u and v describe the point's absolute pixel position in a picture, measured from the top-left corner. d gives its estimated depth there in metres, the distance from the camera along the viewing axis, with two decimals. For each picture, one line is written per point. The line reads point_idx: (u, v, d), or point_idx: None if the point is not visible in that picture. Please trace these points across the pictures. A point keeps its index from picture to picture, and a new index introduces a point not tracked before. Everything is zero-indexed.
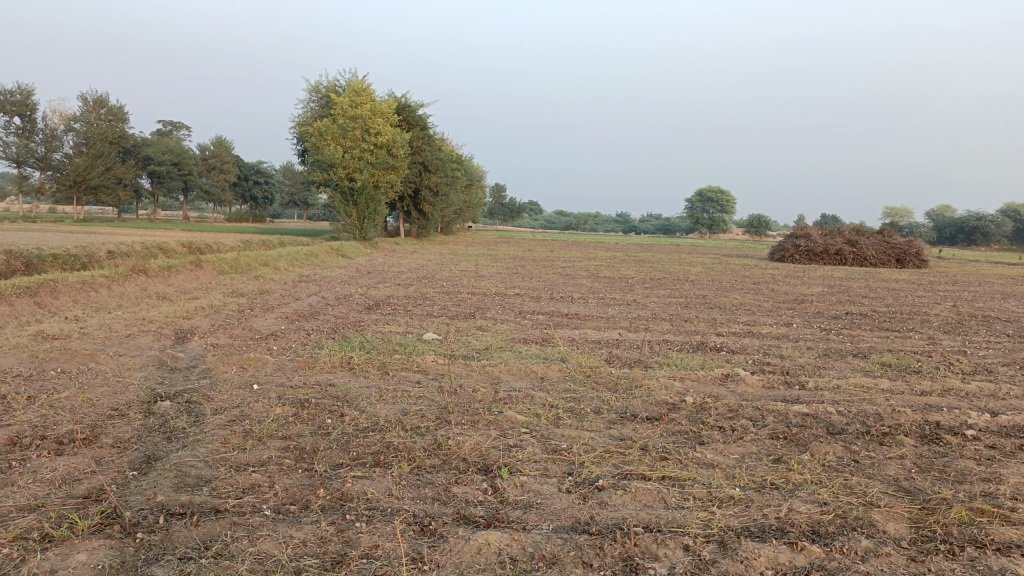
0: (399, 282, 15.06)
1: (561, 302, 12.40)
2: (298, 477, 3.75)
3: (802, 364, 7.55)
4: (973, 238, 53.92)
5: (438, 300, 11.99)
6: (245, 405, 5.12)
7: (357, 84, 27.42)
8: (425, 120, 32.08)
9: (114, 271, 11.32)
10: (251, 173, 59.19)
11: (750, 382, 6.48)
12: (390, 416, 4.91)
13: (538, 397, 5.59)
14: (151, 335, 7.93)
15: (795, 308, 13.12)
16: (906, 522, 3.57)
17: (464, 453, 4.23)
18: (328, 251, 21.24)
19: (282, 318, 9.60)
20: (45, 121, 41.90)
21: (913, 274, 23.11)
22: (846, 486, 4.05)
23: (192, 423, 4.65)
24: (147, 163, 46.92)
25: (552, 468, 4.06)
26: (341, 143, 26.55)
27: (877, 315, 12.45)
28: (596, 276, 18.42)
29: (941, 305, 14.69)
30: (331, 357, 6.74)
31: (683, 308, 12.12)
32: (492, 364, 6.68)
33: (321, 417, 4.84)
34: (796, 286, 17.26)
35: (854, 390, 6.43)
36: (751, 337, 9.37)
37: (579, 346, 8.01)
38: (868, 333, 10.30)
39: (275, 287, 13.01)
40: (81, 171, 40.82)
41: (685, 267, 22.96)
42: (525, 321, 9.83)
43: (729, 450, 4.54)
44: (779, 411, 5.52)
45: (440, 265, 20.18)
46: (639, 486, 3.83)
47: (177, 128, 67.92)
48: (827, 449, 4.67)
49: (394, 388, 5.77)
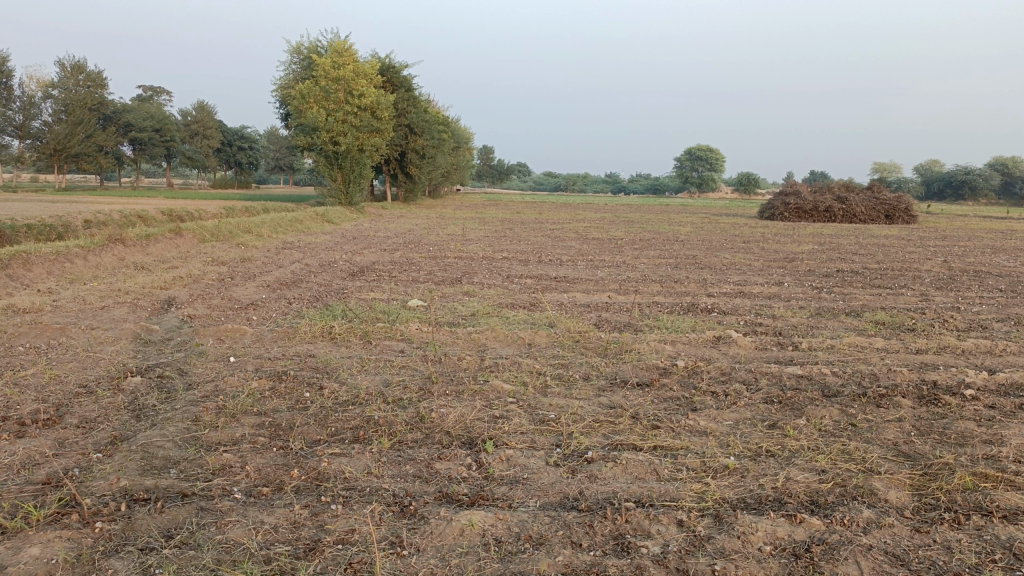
0: (385, 247, 14.81)
1: (549, 265, 12.19)
2: (271, 456, 3.57)
3: (794, 324, 7.40)
4: (961, 193, 53.81)
5: (424, 265, 11.77)
6: (219, 379, 4.92)
7: (339, 44, 26.83)
8: (410, 81, 31.48)
9: (91, 241, 11.03)
10: (234, 138, 58.23)
11: (743, 343, 6.32)
12: (372, 388, 4.73)
13: (525, 364, 5.42)
14: (126, 307, 7.68)
15: (786, 266, 12.96)
16: (908, 489, 3.43)
17: (447, 426, 4.06)
18: (313, 217, 20.89)
19: (263, 287, 9.35)
20: (22, 88, 40.91)
21: (903, 230, 22.99)
22: (845, 452, 3.90)
23: (163, 400, 4.46)
24: (128, 129, 46.01)
25: (540, 440, 3.90)
26: (324, 106, 26.05)
27: (869, 272, 12.29)
28: (585, 238, 18.22)
29: (932, 260, 14.57)
30: (312, 327, 6.53)
31: (673, 269, 11.94)
32: (477, 331, 6.49)
33: (299, 391, 4.65)
34: (786, 245, 17.10)
35: (848, 350, 6.28)
36: (742, 297, 9.20)
37: (568, 310, 7.83)
38: (860, 291, 10.15)
39: (257, 255, 12.72)
40: (61, 139, 40.03)
41: (675, 227, 22.72)
42: (513, 285, 9.63)
43: (722, 416, 4.39)
44: (773, 374, 5.37)
45: (427, 229, 19.91)
46: (630, 458, 3.66)
47: (158, 93, 66.71)
48: (824, 412, 4.53)
49: (376, 357, 5.58)
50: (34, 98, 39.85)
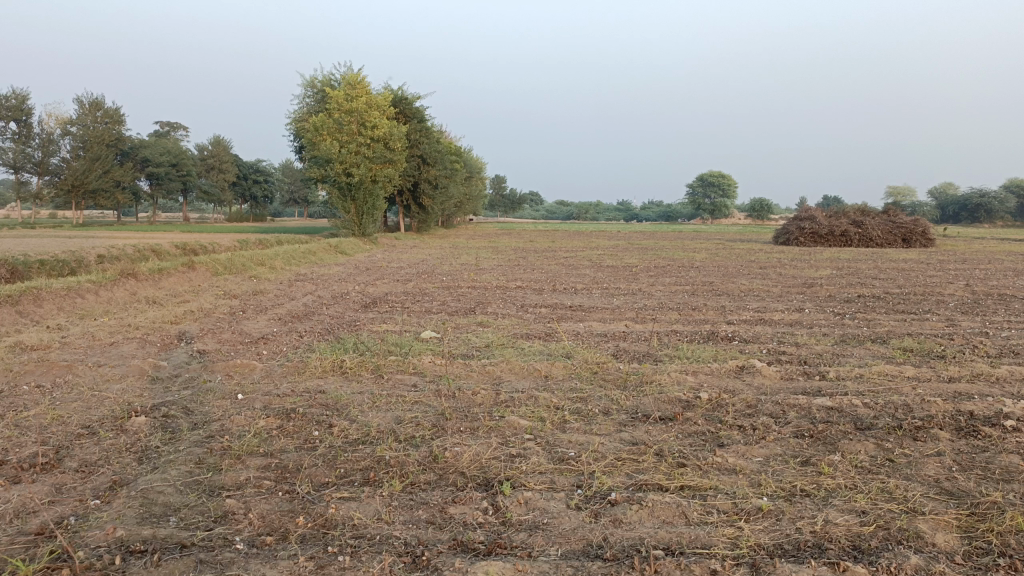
0: (398, 278, 14.69)
1: (564, 294, 12.00)
2: (276, 501, 3.38)
3: (819, 352, 7.16)
4: (977, 215, 53.37)
5: (438, 296, 11.63)
6: (226, 417, 4.75)
7: (352, 77, 27.04)
8: (423, 112, 31.67)
9: (103, 276, 10.98)
10: (250, 172, 58.81)
11: (767, 374, 6.09)
12: (383, 425, 4.54)
13: (542, 398, 5.21)
14: (135, 342, 7.55)
15: (805, 292, 12.71)
16: (956, 531, 3.20)
17: (462, 466, 3.86)
18: (326, 249, 20.85)
19: (275, 320, 9.22)
20: (41, 126, 41.43)
21: (921, 253, 22.69)
22: (885, 490, 3.67)
23: (167, 441, 4.29)
24: (145, 165, 46.51)
25: (560, 480, 3.69)
26: (337, 138, 26.18)
27: (891, 297, 12.03)
28: (599, 265, 18.05)
29: (954, 284, 14.28)
30: (322, 361, 6.36)
31: (690, 296, 11.74)
32: (492, 363, 6.29)
33: (307, 430, 4.47)
34: (804, 270, 16.87)
35: (878, 379, 6.04)
36: (763, 324, 8.98)
37: (585, 340, 7.63)
38: (884, 316, 9.90)
39: (270, 287, 12.64)
40: (78, 176, 40.43)
41: (690, 253, 22.54)
42: (528, 315, 9.44)
43: (751, 452, 4.16)
44: (802, 406, 5.14)
45: (440, 259, 19.82)
46: (656, 500, 3.44)
47: (175, 129, 67.67)
48: (859, 447, 4.29)
49: (388, 393, 5.39)
50: (52, 136, 40.39)
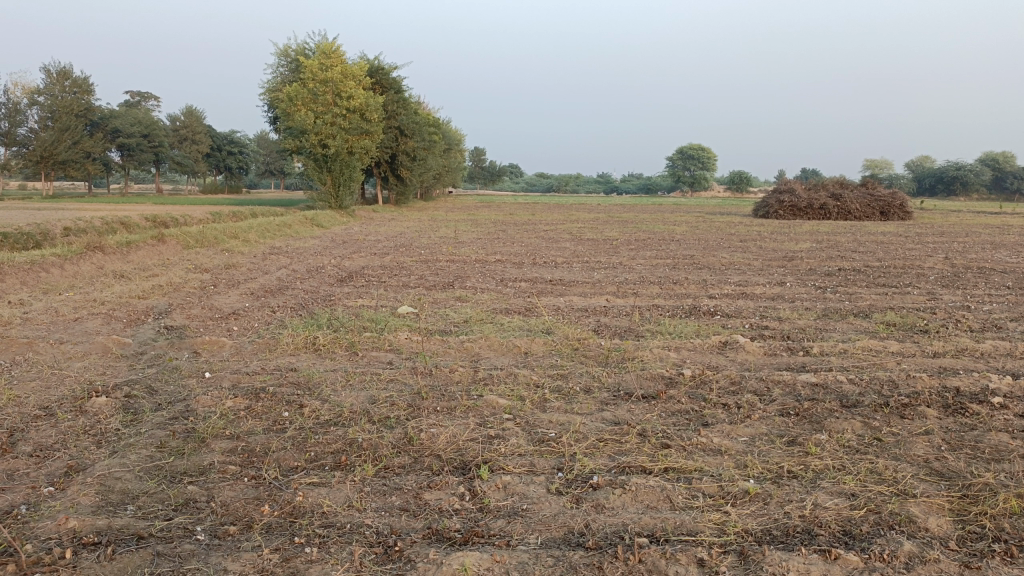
0: (375, 251, 14.43)
1: (544, 268, 11.83)
2: (241, 488, 3.21)
3: (802, 327, 7.06)
4: (953, 188, 53.76)
5: (415, 270, 11.41)
6: (192, 398, 4.55)
7: (326, 46, 26.46)
8: (400, 83, 31.13)
9: (68, 250, 10.65)
10: (224, 143, 57.80)
11: (751, 350, 5.98)
12: (356, 406, 4.37)
13: (522, 376, 5.06)
14: (100, 318, 7.29)
15: (786, 265, 12.64)
16: (948, 515, 3.10)
17: (438, 448, 3.70)
18: (302, 222, 20.49)
19: (247, 295, 8.97)
20: (7, 94, 40.26)
21: (899, 226, 22.74)
22: (874, 472, 3.56)
23: (128, 423, 4.09)
24: (116, 135, 45.49)
25: (539, 463, 3.55)
26: (312, 108, 25.65)
27: (871, 271, 11.98)
28: (579, 238, 17.89)
29: (933, 257, 14.28)
30: (294, 338, 6.15)
31: (671, 270, 11.62)
32: (471, 339, 6.12)
33: (277, 410, 4.28)
34: (784, 243, 16.81)
35: (862, 354, 5.95)
36: (745, 299, 8.86)
37: (565, 315, 7.48)
38: (865, 290, 9.83)
39: (243, 261, 12.35)
40: (47, 146, 39.46)
41: (669, 226, 22.44)
42: (507, 290, 9.27)
43: (736, 431, 4.04)
44: (787, 383, 5.03)
45: (418, 232, 19.55)
46: (640, 483, 3.31)
47: (147, 99, 66.25)
48: (845, 426, 4.19)
49: (362, 371, 5.21)
50: (19, 105, 39.33)
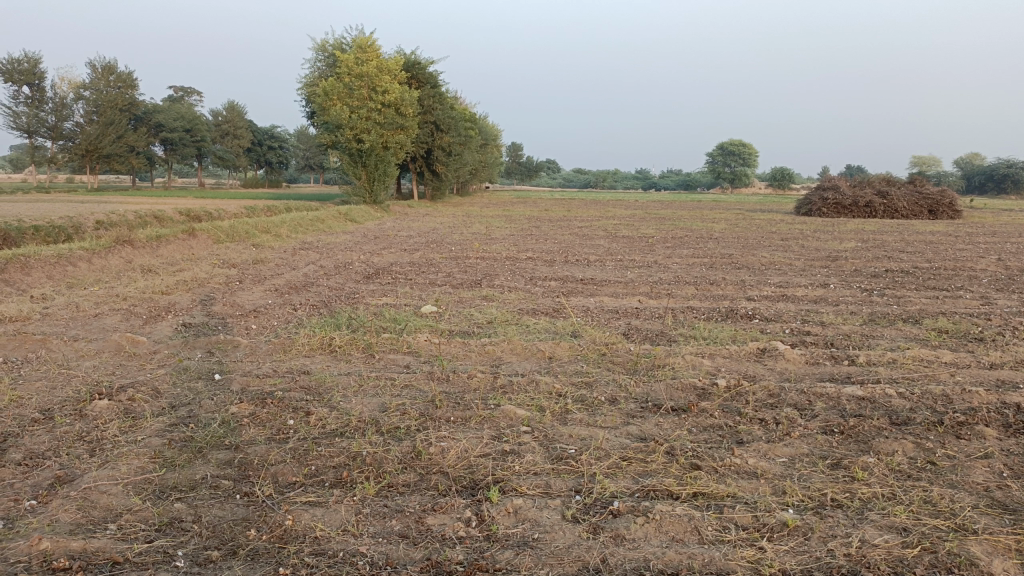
0: (406, 248, 14.23)
1: (575, 266, 11.51)
2: (230, 508, 2.98)
3: (847, 333, 6.64)
4: (1003, 186, 52.03)
5: (444, 267, 11.17)
6: (195, 402, 4.34)
7: (362, 41, 26.36)
8: (437, 78, 30.96)
9: (97, 243, 10.60)
10: (265, 138, 58.40)
11: (791, 358, 5.60)
12: (365, 414, 4.12)
13: (544, 384, 4.76)
14: (119, 315, 7.15)
15: (829, 266, 12.12)
16: (1015, 556, 2.73)
17: (447, 464, 3.43)
18: (336, 217, 20.41)
19: (271, 291, 8.80)
20: (54, 90, 41.01)
21: (948, 225, 21.89)
22: (928, 502, 3.20)
23: (127, 430, 3.89)
24: (159, 130, 46.10)
25: (555, 483, 3.26)
26: (348, 103, 25.61)
27: (920, 272, 11.42)
28: (614, 236, 17.52)
29: (986, 258, 13.62)
30: (310, 338, 5.93)
31: (708, 270, 11.22)
32: (493, 343, 5.84)
33: (282, 418, 4.05)
34: (827, 242, 16.25)
35: (912, 365, 5.54)
36: (785, 301, 8.44)
37: (594, 317, 7.16)
38: (914, 293, 9.31)
39: (272, 256, 12.22)
40: (92, 140, 40.10)
41: (708, 223, 21.94)
42: (536, 289, 8.97)
43: (774, 451, 3.70)
44: (831, 396, 4.65)
45: (450, 228, 19.33)
46: (665, 510, 3.00)
47: (190, 95, 67.32)
48: (895, 447, 3.82)
49: (377, 375, 4.97)
50: (66, 100, 39.98)
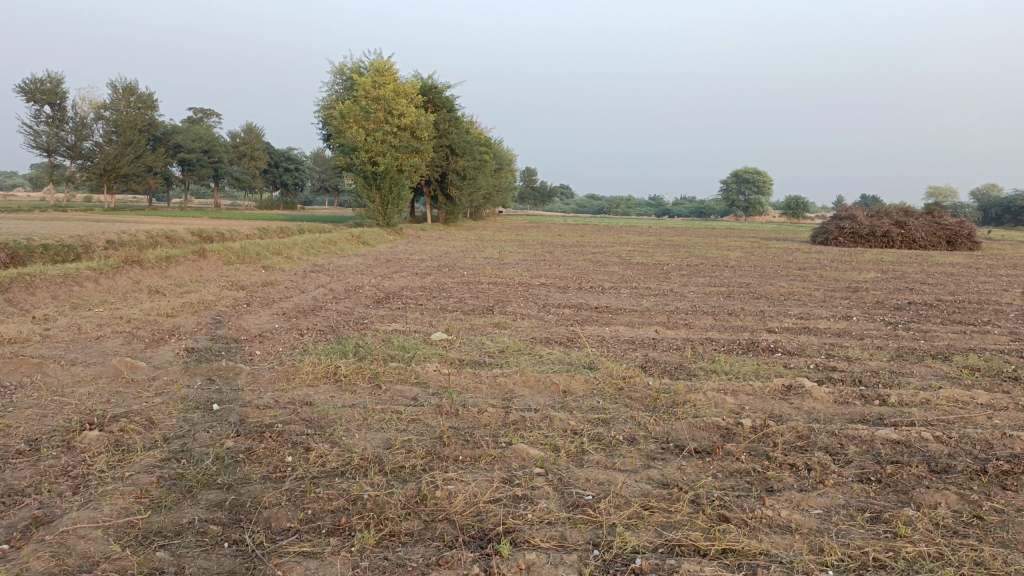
0: (418, 271, 14.04)
1: (590, 293, 11.27)
2: (216, 558, 2.74)
3: (875, 369, 6.34)
4: (1021, 218, 51.49)
5: (456, 292, 10.96)
6: (190, 435, 4.12)
7: (380, 64, 26.45)
8: (453, 102, 31.02)
9: (105, 263, 10.47)
10: (281, 160, 58.79)
11: (819, 397, 5.31)
12: (368, 451, 3.87)
13: (558, 420, 4.50)
14: (122, 338, 6.97)
15: (850, 297, 11.82)
16: None
17: (454, 510, 3.18)
18: (348, 239, 20.30)
19: (278, 315, 8.60)
20: (75, 109, 41.43)
21: (968, 257, 21.48)
22: (980, 565, 2.90)
23: (116, 465, 3.66)
24: (177, 150, 46.44)
25: (572, 534, 3.00)
26: (363, 126, 25.62)
27: (945, 306, 11.09)
28: (628, 262, 17.29)
29: (1011, 292, 13.30)
30: (315, 365, 5.70)
31: (726, 299, 10.95)
32: (505, 374, 5.58)
33: (281, 453, 3.82)
34: (846, 272, 15.95)
35: (948, 406, 5.23)
36: (807, 334, 8.15)
37: (610, 347, 6.91)
38: (940, 327, 8.99)
39: (281, 278, 12.06)
40: (110, 159, 40.36)
41: (724, 251, 21.66)
42: (550, 317, 8.73)
43: (807, 502, 3.43)
44: (863, 439, 4.37)
45: (464, 252, 19.16)
46: (693, 570, 2.73)
47: (208, 116, 68.00)
48: (938, 498, 3.53)
49: (382, 407, 4.72)
50: (86, 119, 40.34)
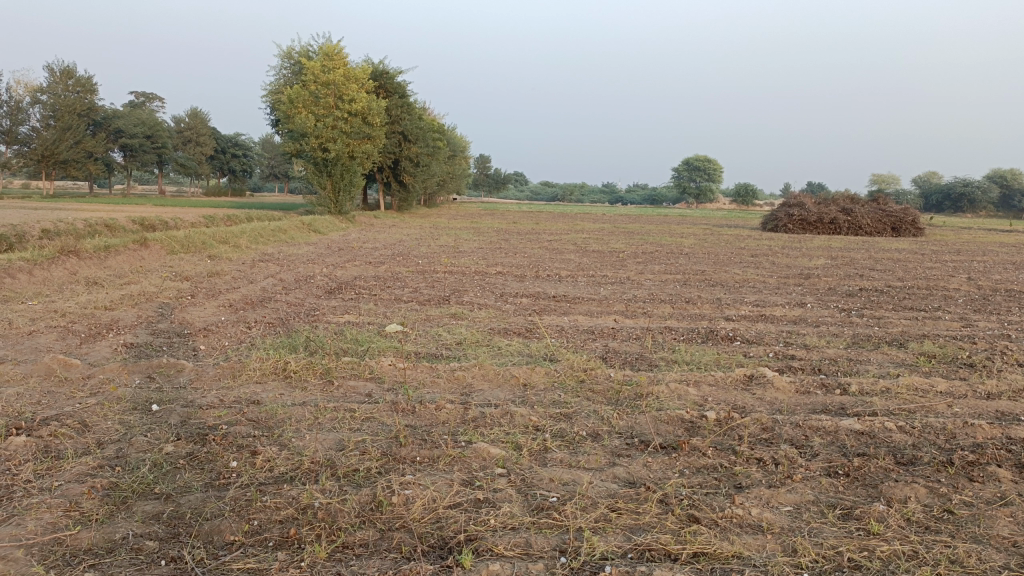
0: (371, 260, 13.74)
1: (547, 282, 11.13)
2: None
3: (834, 358, 6.32)
4: (960, 205, 53.00)
5: (411, 281, 10.72)
6: (127, 439, 3.85)
7: (329, 48, 25.85)
8: (405, 88, 30.55)
9: (39, 253, 9.96)
10: (229, 146, 57.34)
11: (781, 387, 5.24)
12: (320, 454, 3.66)
13: (519, 416, 4.33)
14: (56, 333, 6.58)
15: (803, 284, 11.90)
16: None
17: (412, 517, 3.00)
18: (298, 227, 19.82)
19: (225, 307, 8.26)
20: (10, 93, 39.76)
21: (913, 243, 21.93)
22: (955, 563, 2.83)
23: (43, 474, 3.38)
24: (119, 135, 44.89)
25: (537, 540, 2.85)
26: (313, 111, 25.02)
27: (895, 291, 11.24)
28: (584, 250, 17.21)
29: (957, 277, 13.57)
30: (263, 361, 5.44)
31: (683, 287, 10.93)
32: (463, 368, 5.40)
33: (226, 458, 3.58)
34: (798, 259, 16.12)
35: (908, 394, 5.21)
36: (765, 322, 8.14)
37: (569, 338, 6.77)
38: (893, 314, 9.07)
39: (229, 268, 11.65)
40: (48, 145, 38.82)
41: (677, 239, 21.74)
42: (507, 306, 8.57)
43: (777, 499, 3.33)
44: (827, 431, 4.30)
45: (418, 240, 18.86)
46: None
47: (152, 100, 66.01)
48: (907, 492, 3.46)
49: (335, 405, 4.50)
50: (21, 103, 38.72)
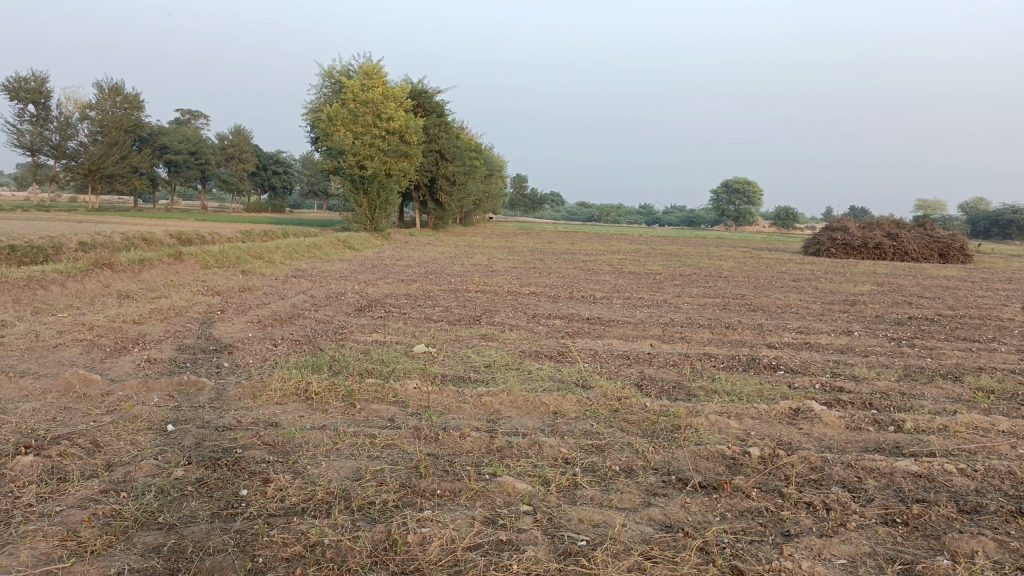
0: (404, 278, 13.62)
1: (581, 303, 10.85)
2: None
3: (884, 391, 5.95)
4: (1008, 232, 51.50)
5: (442, 300, 10.53)
6: (137, 462, 3.68)
7: (368, 67, 26.04)
8: (443, 106, 30.65)
9: (73, 266, 9.97)
10: (270, 163, 58.19)
11: (830, 422, 4.91)
12: (335, 483, 3.44)
13: (548, 448, 4.08)
14: (81, 346, 6.50)
15: (849, 310, 11.46)
16: None
17: (429, 559, 2.76)
18: (334, 243, 19.82)
19: (253, 323, 8.14)
20: (61, 109, 40.84)
21: (962, 270, 21.21)
22: None
23: (45, 499, 3.21)
24: (164, 151, 45.78)
25: None
26: (351, 129, 25.15)
27: (946, 321, 10.74)
28: (620, 272, 16.91)
29: (1011, 307, 12.99)
30: (285, 381, 5.25)
31: (722, 311, 10.58)
32: (491, 393, 5.15)
33: (236, 486, 3.38)
34: (842, 284, 15.64)
35: (969, 433, 4.84)
36: (810, 350, 7.76)
37: (603, 363, 6.49)
38: (945, 344, 8.62)
39: (261, 284, 11.59)
40: (95, 160, 39.70)
41: (715, 261, 21.31)
42: (540, 328, 8.32)
43: (829, 550, 3.02)
44: (882, 472, 3.97)
45: (451, 259, 18.72)
46: None
47: (197, 117, 67.42)
48: (975, 546, 3.13)
49: (355, 430, 4.28)
50: (71, 119, 39.71)
